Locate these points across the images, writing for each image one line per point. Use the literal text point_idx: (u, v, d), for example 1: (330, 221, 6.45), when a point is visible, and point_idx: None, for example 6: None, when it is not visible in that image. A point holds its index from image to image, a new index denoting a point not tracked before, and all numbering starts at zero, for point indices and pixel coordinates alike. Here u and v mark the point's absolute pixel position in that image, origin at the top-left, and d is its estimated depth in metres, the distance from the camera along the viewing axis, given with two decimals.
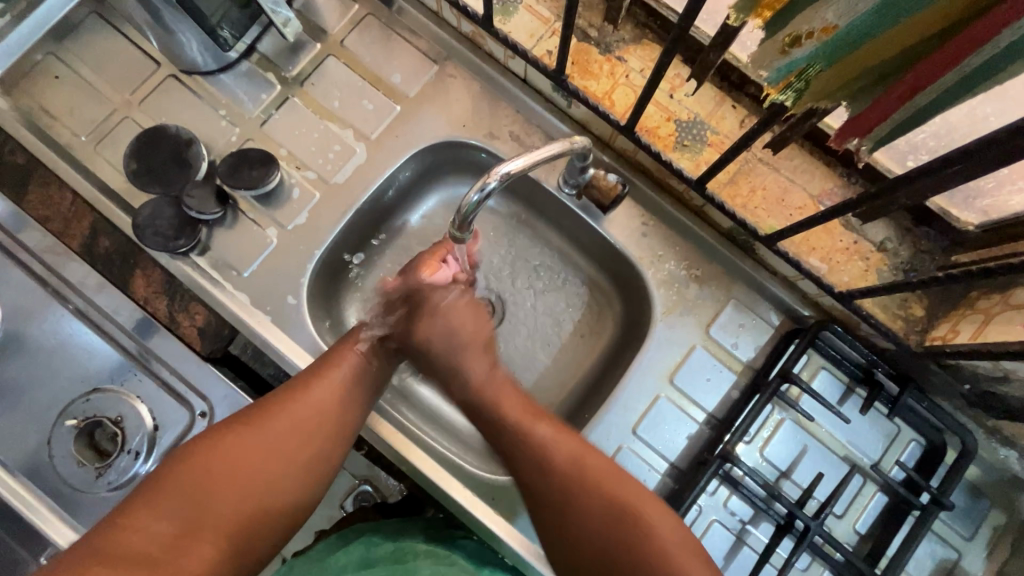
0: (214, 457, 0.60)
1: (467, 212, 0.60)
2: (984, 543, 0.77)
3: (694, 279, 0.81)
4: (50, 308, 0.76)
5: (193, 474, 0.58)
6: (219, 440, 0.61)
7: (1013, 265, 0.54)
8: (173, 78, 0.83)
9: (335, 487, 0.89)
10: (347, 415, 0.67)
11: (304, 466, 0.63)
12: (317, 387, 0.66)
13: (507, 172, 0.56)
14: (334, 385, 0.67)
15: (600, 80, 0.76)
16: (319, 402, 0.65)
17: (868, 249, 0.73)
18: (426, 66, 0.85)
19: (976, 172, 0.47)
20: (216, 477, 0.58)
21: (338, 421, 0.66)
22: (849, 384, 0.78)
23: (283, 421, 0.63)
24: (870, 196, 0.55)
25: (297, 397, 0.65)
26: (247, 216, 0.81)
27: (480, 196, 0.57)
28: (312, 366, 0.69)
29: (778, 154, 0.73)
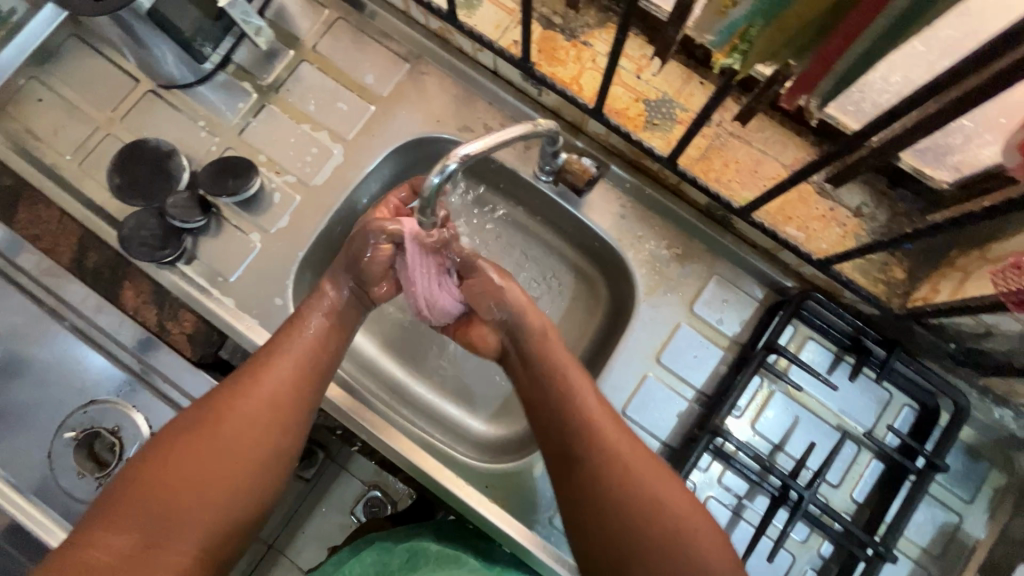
0: (153, 480, 0.57)
1: (431, 197, 0.57)
2: (985, 504, 0.76)
3: (675, 258, 0.81)
4: (46, 326, 0.77)
5: (124, 504, 0.56)
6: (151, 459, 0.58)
7: (976, 215, 0.54)
8: (152, 93, 0.85)
9: (346, 493, 0.96)
10: (307, 389, 0.65)
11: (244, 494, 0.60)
12: (265, 381, 0.63)
13: (468, 154, 0.54)
14: (273, 383, 0.63)
15: (567, 66, 0.77)
16: (262, 399, 0.62)
17: (845, 215, 0.73)
18: (398, 65, 0.86)
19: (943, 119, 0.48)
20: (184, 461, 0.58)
21: (289, 424, 0.63)
22: (837, 352, 0.78)
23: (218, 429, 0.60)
24: (835, 154, 0.55)
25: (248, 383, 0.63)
26: (230, 222, 0.82)
27: (441, 178, 0.55)
28: (262, 351, 0.66)
29: (747, 126, 0.73)
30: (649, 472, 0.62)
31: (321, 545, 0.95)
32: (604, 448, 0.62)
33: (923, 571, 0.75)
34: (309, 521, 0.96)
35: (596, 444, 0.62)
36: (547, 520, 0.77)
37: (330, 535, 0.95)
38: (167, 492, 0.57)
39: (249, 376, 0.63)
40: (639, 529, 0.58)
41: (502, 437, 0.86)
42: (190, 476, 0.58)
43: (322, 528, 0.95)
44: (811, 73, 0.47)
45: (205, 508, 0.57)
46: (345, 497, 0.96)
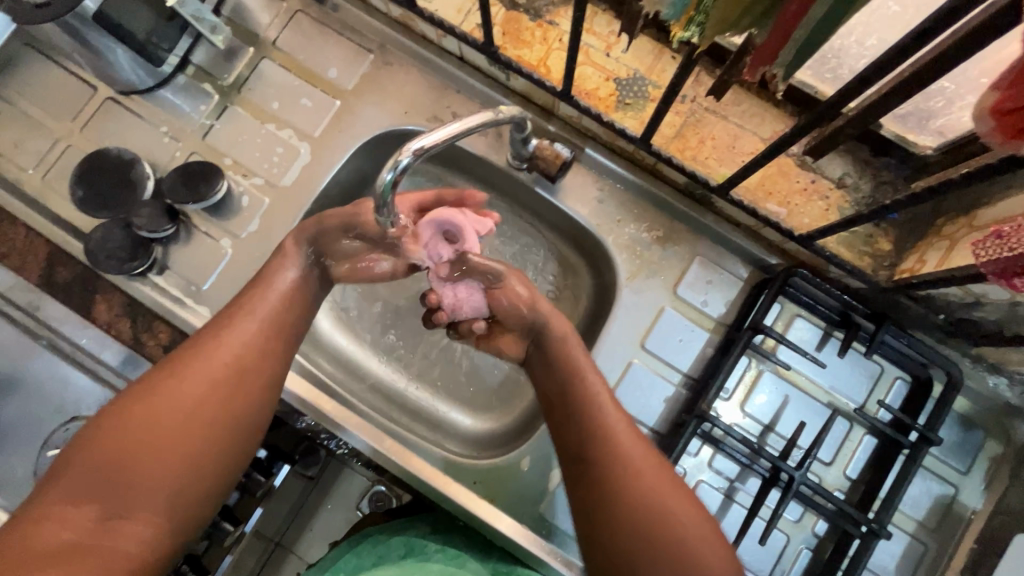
0: (103, 450, 0.54)
1: (385, 194, 0.54)
2: (981, 475, 0.74)
3: (656, 240, 0.79)
4: (27, 345, 0.77)
5: (76, 471, 0.53)
6: (102, 426, 0.55)
7: (957, 179, 0.52)
8: (112, 100, 0.83)
9: (350, 489, 0.98)
10: (273, 351, 0.62)
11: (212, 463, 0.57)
12: (223, 345, 0.60)
13: (422, 147, 0.51)
14: (233, 346, 0.60)
15: (533, 47, 0.74)
16: (221, 359, 0.59)
17: (827, 187, 0.70)
18: (361, 56, 0.83)
19: (928, 78, 0.45)
20: (138, 429, 0.55)
21: (252, 391, 0.60)
22: (826, 328, 0.76)
23: (175, 394, 0.57)
24: (808, 125, 0.53)
25: (206, 345, 0.60)
26: (200, 229, 0.81)
27: (395, 174, 0.52)
28: (223, 312, 0.63)
29: (723, 100, 0.71)
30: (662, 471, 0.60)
31: (323, 541, 0.96)
32: (595, 418, 0.62)
33: (920, 544, 0.74)
34: (314, 517, 0.97)
35: (620, 443, 0.61)
36: (538, 512, 0.76)
37: (331, 530, 0.96)
38: (124, 465, 0.53)
39: (206, 342, 0.60)
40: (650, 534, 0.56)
41: (491, 432, 0.86)
42: (145, 444, 0.54)
43: (325, 522, 0.97)
44: (772, 45, 0.42)
45: (162, 480, 0.54)
46: (349, 492, 0.98)
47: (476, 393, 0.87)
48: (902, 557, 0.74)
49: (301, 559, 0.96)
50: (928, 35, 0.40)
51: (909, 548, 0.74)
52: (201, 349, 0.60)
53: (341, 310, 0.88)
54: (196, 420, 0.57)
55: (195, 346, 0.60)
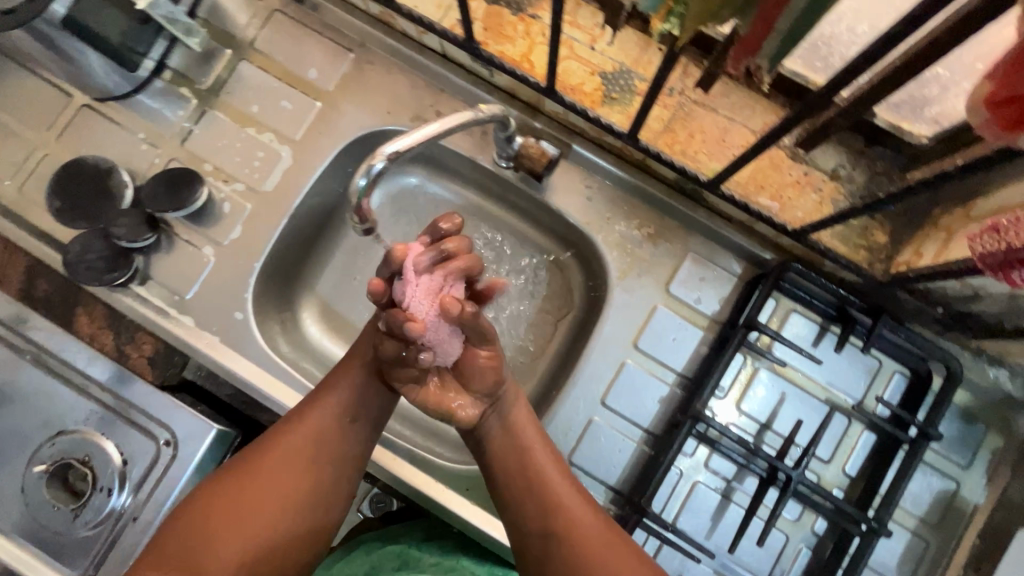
0: (196, 526, 0.55)
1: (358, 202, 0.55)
2: (983, 468, 0.73)
3: (647, 237, 0.77)
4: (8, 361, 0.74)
5: (171, 544, 0.54)
6: (197, 502, 0.57)
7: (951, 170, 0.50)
8: (88, 107, 0.81)
9: (352, 490, 0.91)
10: (356, 433, 0.63)
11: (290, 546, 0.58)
12: (313, 426, 0.61)
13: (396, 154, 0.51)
14: (321, 428, 0.61)
15: (515, 42, 0.73)
16: (310, 442, 0.60)
17: (820, 179, 0.69)
18: (341, 55, 0.81)
19: (921, 64, 0.43)
20: (228, 510, 0.56)
21: (330, 475, 0.61)
22: (822, 323, 0.75)
23: (260, 480, 0.58)
24: (797, 117, 0.51)
25: (296, 426, 0.61)
26: (182, 237, 0.79)
27: (367, 180, 0.53)
28: (314, 391, 0.65)
29: (712, 92, 0.69)
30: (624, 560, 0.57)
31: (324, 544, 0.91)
32: (554, 502, 0.60)
33: (922, 540, 0.72)
34: None
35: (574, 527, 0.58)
36: None
37: (332, 532, 0.91)
38: (211, 544, 0.55)
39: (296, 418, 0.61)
40: None
41: None
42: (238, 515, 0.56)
43: (325, 527, 0.91)
44: (754, 35, 0.40)
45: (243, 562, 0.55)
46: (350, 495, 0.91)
47: None
48: (903, 553, 0.72)
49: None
50: (919, 22, 0.38)
51: (911, 545, 0.72)
52: (290, 424, 0.61)
53: (330, 316, 0.87)
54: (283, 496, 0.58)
55: (288, 424, 0.62)
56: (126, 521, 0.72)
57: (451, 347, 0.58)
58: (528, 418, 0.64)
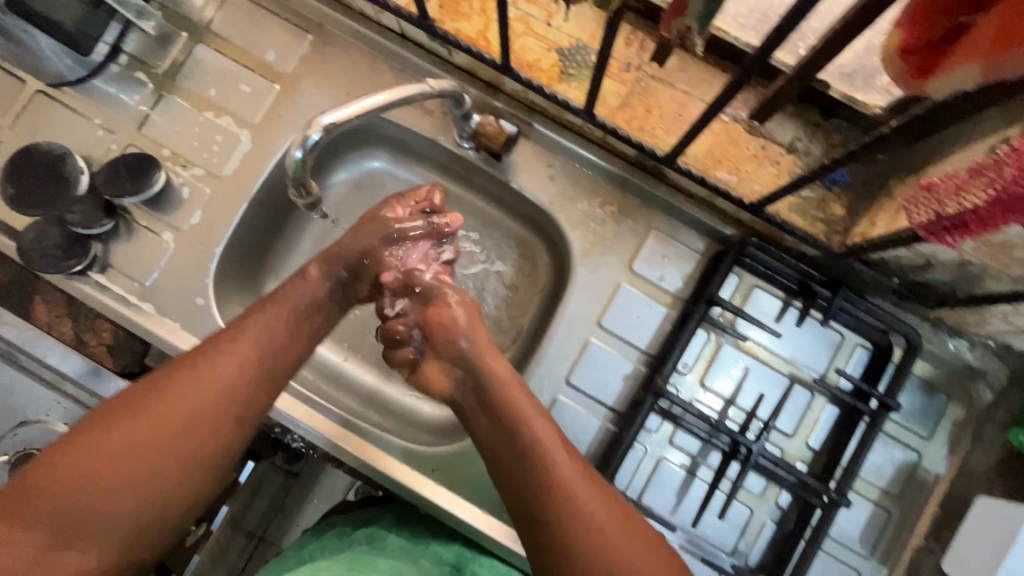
0: (64, 468, 0.48)
1: (299, 171, 0.59)
2: (945, 439, 0.74)
3: (610, 216, 0.77)
4: None
5: (33, 491, 0.47)
6: (69, 445, 0.49)
7: None
8: (41, 93, 0.80)
9: (336, 482, 0.97)
10: (267, 378, 0.57)
11: (177, 497, 0.51)
12: (214, 365, 0.54)
13: (332, 123, 0.55)
14: (223, 371, 0.54)
15: (471, 20, 0.72)
16: (209, 385, 0.53)
17: (778, 152, 0.69)
18: (299, 37, 0.80)
19: (858, 25, 0.43)
20: (104, 454, 0.49)
21: (230, 423, 0.54)
22: (785, 298, 0.75)
23: (145, 423, 0.51)
24: (739, 82, 0.51)
25: (197, 366, 0.54)
26: (141, 224, 0.78)
27: (304, 150, 0.56)
28: (218, 332, 0.58)
29: (668, 66, 0.68)
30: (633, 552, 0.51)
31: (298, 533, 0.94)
32: (552, 488, 0.53)
33: (884, 511, 0.73)
34: (298, 513, 0.95)
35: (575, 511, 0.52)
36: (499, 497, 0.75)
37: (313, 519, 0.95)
38: (84, 488, 0.48)
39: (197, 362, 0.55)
40: None
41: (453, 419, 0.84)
42: (131, 465, 0.49)
43: (308, 514, 0.95)
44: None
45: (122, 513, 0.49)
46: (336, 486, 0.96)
47: None
48: (866, 525, 0.73)
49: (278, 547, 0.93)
50: None
51: (873, 516, 0.73)
52: (191, 367, 0.54)
53: None
54: (183, 446, 0.51)
55: (185, 364, 0.54)
56: None
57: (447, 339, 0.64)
58: (522, 394, 0.59)
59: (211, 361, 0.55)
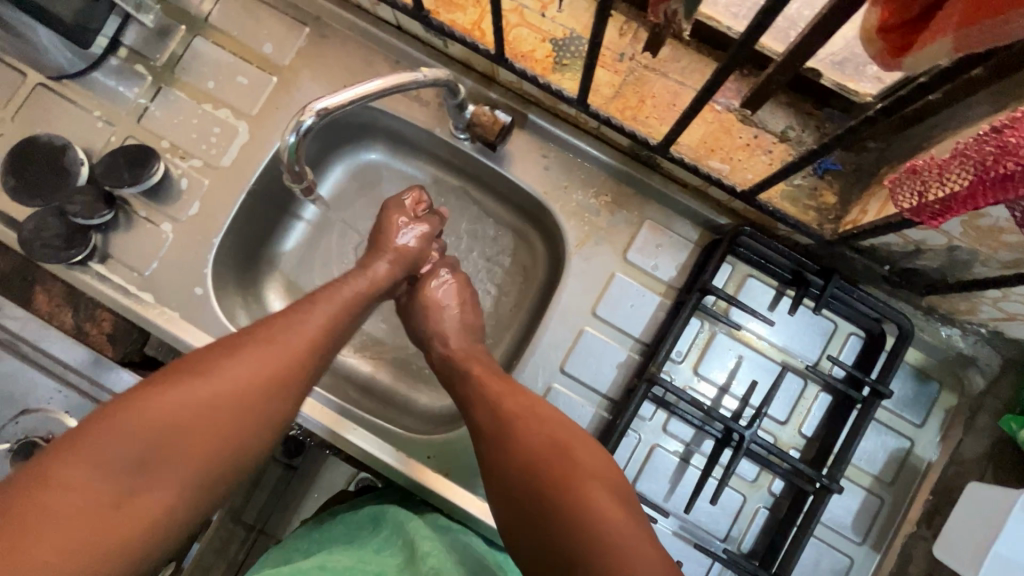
0: (146, 414, 0.47)
1: (293, 157, 0.60)
2: (937, 426, 0.74)
3: (604, 206, 0.77)
4: None
5: (112, 434, 0.46)
6: (148, 394, 0.48)
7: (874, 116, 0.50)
8: (42, 86, 0.80)
9: (335, 476, 0.94)
10: (326, 355, 0.59)
11: (242, 459, 0.51)
12: (285, 336, 0.56)
13: (325, 108, 0.56)
14: (296, 342, 0.56)
15: (466, 11, 0.73)
16: (283, 354, 0.55)
17: (770, 142, 0.69)
18: (296, 29, 0.81)
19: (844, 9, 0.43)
20: (184, 404, 0.49)
21: (295, 394, 0.55)
22: (778, 287, 0.75)
23: (224, 379, 0.51)
24: (726, 70, 0.51)
25: (271, 334, 0.56)
26: (140, 214, 0.79)
27: (298, 135, 0.57)
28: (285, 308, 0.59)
29: (660, 56, 0.69)
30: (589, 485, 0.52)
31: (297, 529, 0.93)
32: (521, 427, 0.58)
33: (876, 498, 0.73)
34: (299, 507, 0.93)
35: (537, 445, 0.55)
36: None
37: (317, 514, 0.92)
38: (162, 435, 0.47)
39: (258, 341, 0.55)
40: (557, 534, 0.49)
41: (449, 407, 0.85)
42: (211, 417, 0.49)
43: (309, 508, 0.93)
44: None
45: (191, 468, 0.48)
46: (335, 479, 0.94)
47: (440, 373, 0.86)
48: (858, 511, 0.73)
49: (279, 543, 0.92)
50: None
51: (866, 503, 0.73)
52: (259, 338, 0.55)
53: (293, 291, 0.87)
54: (250, 412, 0.51)
55: (259, 331, 0.56)
56: None
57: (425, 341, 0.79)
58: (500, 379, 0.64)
59: (283, 332, 0.56)
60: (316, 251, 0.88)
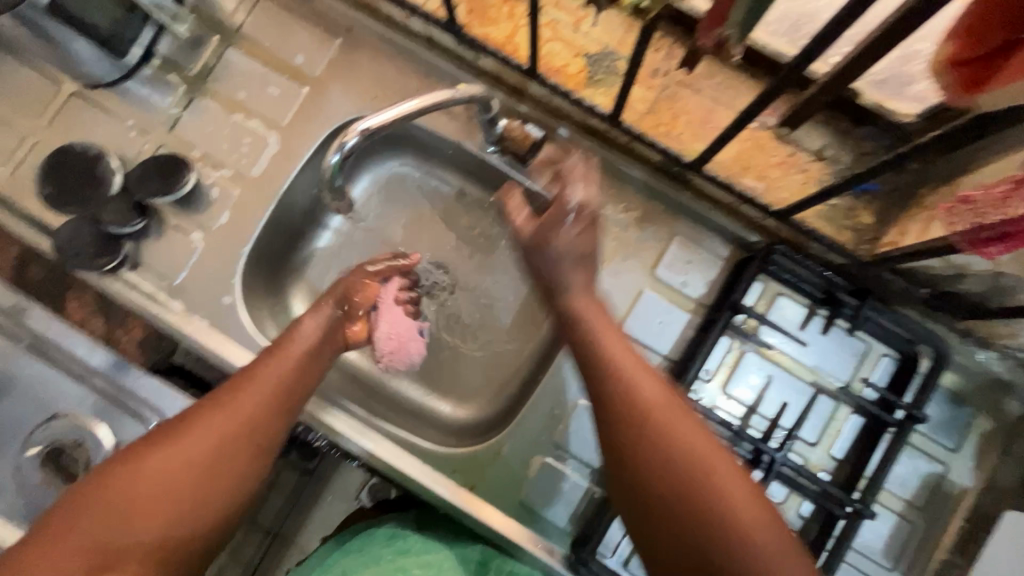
0: (97, 501, 0.49)
1: (335, 175, 0.61)
2: (971, 452, 0.73)
3: (633, 221, 0.77)
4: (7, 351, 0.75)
5: (66, 525, 0.48)
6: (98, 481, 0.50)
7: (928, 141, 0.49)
8: (77, 95, 0.81)
9: (349, 481, 0.93)
10: (283, 414, 0.58)
11: (202, 532, 0.52)
12: (236, 400, 0.56)
13: (368, 128, 0.57)
14: (246, 404, 0.56)
15: (499, 25, 0.73)
16: (232, 419, 0.55)
17: (805, 160, 0.68)
18: (328, 41, 0.81)
19: (897, 34, 0.43)
20: (135, 487, 0.50)
21: (250, 458, 0.55)
22: (810, 306, 0.74)
23: (171, 457, 0.52)
24: (772, 92, 0.51)
25: (222, 400, 0.56)
26: (171, 223, 0.79)
27: (341, 155, 0.58)
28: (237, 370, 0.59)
29: (695, 73, 0.68)
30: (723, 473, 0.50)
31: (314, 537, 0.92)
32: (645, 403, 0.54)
33: (909, 524, 0.72)
34: (312, 511, 0.93)
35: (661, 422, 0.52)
36: (517, 499, 0.74)
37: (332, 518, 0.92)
38: (116, 520, 0.48)
39: (230, 391, 0.56)
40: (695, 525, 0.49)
41: (472, 419, 0.84)
42: (162, 496, 0.50)
43: (323, 514, 0.92)
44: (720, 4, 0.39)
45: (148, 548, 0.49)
46: (348, 484, 0.93)
47: (464, 384, 0.86)
48: (889, 537, 0.72)
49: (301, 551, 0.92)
50: None
51: (897, 528, 0.72)
52: (209, 408, 0.55)
53: (319, 300, 0.88)
54: (201, 484, 0.52)
55: (211, 399, 0.56)
56: None
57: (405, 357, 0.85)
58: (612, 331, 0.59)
59: (232, 397, 0.56)
60: (341, 261, 0.88)
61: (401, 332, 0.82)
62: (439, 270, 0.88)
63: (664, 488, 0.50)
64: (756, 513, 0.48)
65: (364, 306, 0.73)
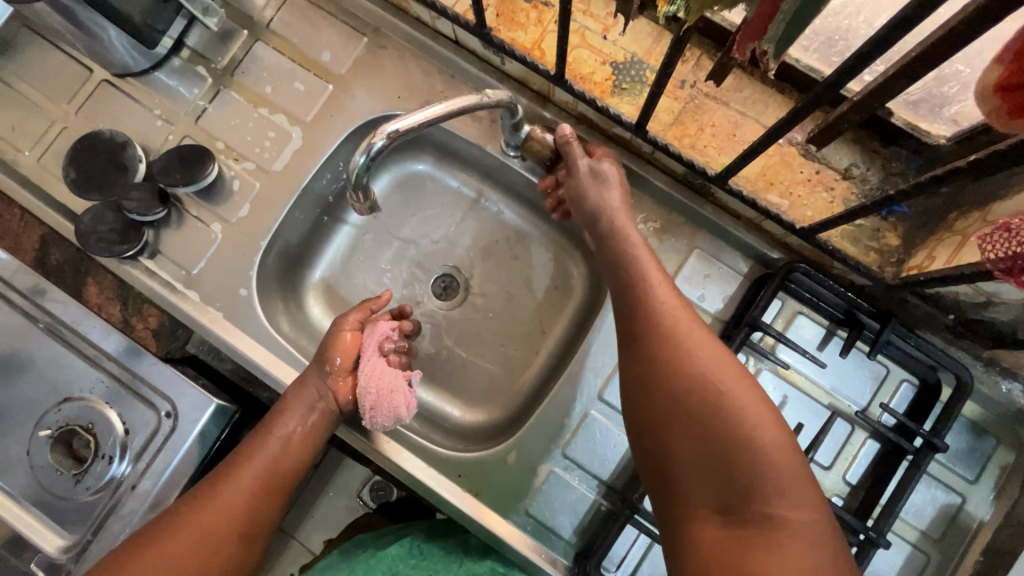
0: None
1: (359, 174, 0.61)
2: (991, 483, 0.71)
3: (653, 232, 0.76)
4: (26, 332, 0.76)
5: None
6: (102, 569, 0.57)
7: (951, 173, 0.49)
8: (107, 83, 0.82)
9: (352, 480, 0.93)
10: (269, 499, 0.63)
11: None
12: (224, 492, 0.61)
13: (395, 130, 0.57)
14: (235, 495, 0.61)
15: (527, 30, 0.73)
16: (222, 511, 0.60)
17: (832, 178, 0.67)
18: (355, 39, 0.82)
19: (937, 55, 0.41)
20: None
21: (233, 547, 0.60)
22: (829, 327, 0.73)
23: (165, 546, 0.58)
24: (803, 109, 0.50)
25: (210, 492, 0.61)
26: (192, 213, 0.80)
27: (367, 155, 0.59)
28: (233, 454, 0.65)
29: (724, 85, 0.68)
30: (741, 388, 0.52)
31: (318, 535, 0.92)
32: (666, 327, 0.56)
33: (922, 554, 0.70)
34: (314, 508, 0.92)
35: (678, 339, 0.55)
36: (523, 508, 0.73)
37: (336, 518, 0.92)
38: None
39: (207, 492, 0.61)
40: (714, 434, 0.50)
41: (481, 424, 0.84)
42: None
43: (327, 511, 0.92)
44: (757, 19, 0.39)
45: None
46: (349, 482, 0.93)
47: (473, 387, 0.85)
48: (902, 567, 0.70)
49: (304, 550, 0.92)
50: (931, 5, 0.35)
51: (910, 559, 0.70)
52: (202, 499, 0.61)
53: (332, 297, 0.89)
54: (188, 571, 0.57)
55: (207, 487, 0.62)
56: (125, 491, 0.73)
57: (393, 409, 0.70)
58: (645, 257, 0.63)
59: (220, 488, 0.61)
60: (358, 259, 0.89)
61: (384, 385, 0.70)
62: (451, 273, 0.89)
63: (686, 405, 0.52)
64: (798, 485, 0.49)
65: (347, 363, 0.71)
